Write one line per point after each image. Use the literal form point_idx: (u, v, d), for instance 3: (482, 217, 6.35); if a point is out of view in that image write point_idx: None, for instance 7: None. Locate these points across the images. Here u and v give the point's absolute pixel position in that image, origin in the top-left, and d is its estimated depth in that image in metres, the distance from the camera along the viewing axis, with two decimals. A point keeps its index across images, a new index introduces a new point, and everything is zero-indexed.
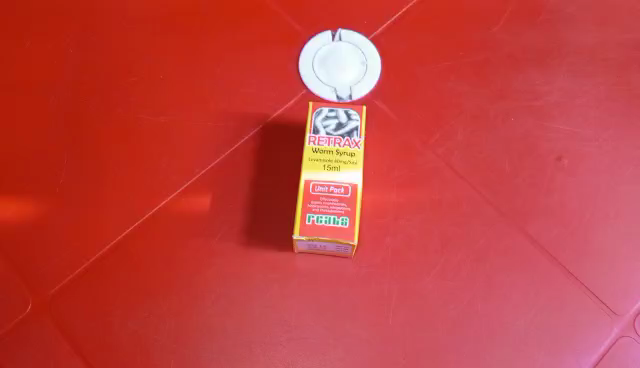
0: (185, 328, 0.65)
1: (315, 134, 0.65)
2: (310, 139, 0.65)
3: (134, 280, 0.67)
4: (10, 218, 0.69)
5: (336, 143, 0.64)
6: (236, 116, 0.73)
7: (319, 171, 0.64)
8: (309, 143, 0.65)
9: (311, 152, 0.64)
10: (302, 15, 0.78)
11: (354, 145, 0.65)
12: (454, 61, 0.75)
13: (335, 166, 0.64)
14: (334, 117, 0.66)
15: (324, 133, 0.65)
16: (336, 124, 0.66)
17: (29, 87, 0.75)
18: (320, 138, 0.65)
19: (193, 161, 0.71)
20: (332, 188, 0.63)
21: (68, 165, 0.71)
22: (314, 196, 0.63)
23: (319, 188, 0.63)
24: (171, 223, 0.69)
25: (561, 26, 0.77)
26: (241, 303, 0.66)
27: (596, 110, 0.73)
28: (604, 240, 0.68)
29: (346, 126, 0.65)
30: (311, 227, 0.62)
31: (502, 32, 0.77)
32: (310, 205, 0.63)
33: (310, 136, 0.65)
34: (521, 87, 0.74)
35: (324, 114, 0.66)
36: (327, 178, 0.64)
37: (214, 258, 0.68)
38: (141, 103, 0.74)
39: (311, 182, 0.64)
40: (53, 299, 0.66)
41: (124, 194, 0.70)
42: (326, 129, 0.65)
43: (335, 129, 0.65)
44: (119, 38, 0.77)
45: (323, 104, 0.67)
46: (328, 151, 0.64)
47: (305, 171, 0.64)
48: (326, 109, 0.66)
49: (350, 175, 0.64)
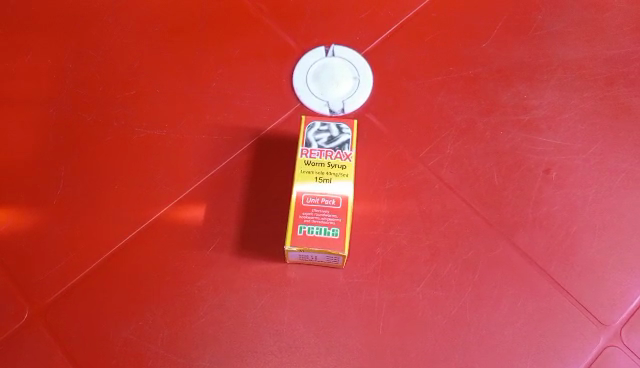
0: (179, 337, 0.67)
1: (307, 147, 0.67)
2: (302, 152, 0.66)
3: (129, 290, 0.68)
4: (7, 229, 0.70)
5: (327, 156, 0.66)
6: (230, 130, 0.75)
7: (311, 183, 0.65)
8: (302, 155, 0.66)
9: (303, 164, 0.66)
10: (296, 30, 0.79)
11: (346, 158, 0.66)
12: (445, 76, 0.77)
13: (327, 179, 0.65)
14: (326, 131, 0.67)
15: (316, 146, 0.67)
16: (328, 137, 0.67)
17: (27, 100, 0.76)
18: (312, 151, 0.66)
19: (189, 174, 0.73)
20: (323, 200, 0.65)
21: (65, 177, 0.73)
22: (305, 208, 0.65)
23: (310, 199, 0.65)
24: (166, 235, 0.70)
25: (550, 41, 0.78)
26: (234, 313, 0.67)
27: (584, 124, 0.75)
28: (592, 252, 0.69)
29: (338, 140, 0.67)
30: (303, 238, 0.64)
31: (492, 48, 0.78)
32: (302, 217, 0.64)
33: (302, 149, 0.67)
34: (510, 101, 0.75)
35: (316, 127, 0.68)
36: (319, 190, 0.65)
37: (207, 269, 0.69)
38: (137, 116, 0.75)
39: (303, 194, 0.65)
40: (49, 308, 0.67)
41: (120, 206, 0.71)
42: (318, 142, 0.67)
43: (327, 142, 0.67)
44: (116, 53, 0.79)
45: (315, 118, 0.68)
46: (320, 163, 0.66)
47: (297, 183, 0.65)
48: (318, 123, 0.68)
49: (341, 187, 0.65)
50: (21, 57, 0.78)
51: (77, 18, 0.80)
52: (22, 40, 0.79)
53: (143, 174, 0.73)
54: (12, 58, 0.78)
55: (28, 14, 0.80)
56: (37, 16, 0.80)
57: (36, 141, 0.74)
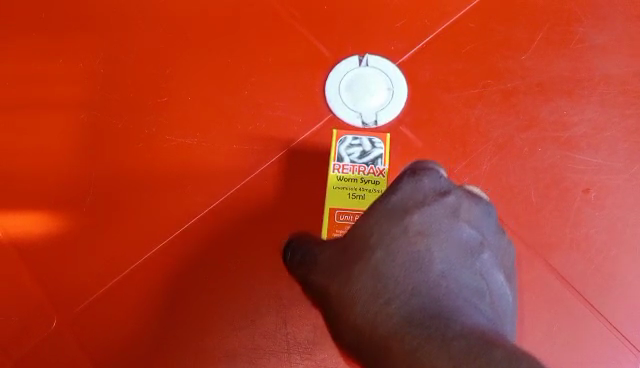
0: (207, 351, 0.67)
1: (340, 162, 0.72)
2: (335, 167, 0.71)
3: (159, 306, 0.68)
4: (37, 236, 0.70)
5: (360, 171, 0.71)
6: (261, 140, 0.73)
7: (344, 199, 0.71)
8: (334, 170, 0.71)
9: (336, 179, 0.71)
10: (330, 37, 0.76)
11: (378, 173, 0.71)
12: (482, 88, 0.74)
13: (360, 194, 0.71)
14: (358, 145, 0.72)
15: (349, 161, 0.72)
16: (359, 151, 0.72)
17: (54, 103, 0.74)
18: (345, 166, 0.71)
19: (219, 184, 0.71)
20: (356, 216, 0.70)
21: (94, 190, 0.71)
22: (339, 224, 0.70)
23: (343, 216, 0.70)
24: (194, 249, 0.69)
25: (594, 53, 0.75)
26: (262, 330, 0.67)
27: (626, 143, 0.72)
28: (632, 278, 0.68)
29: (370, 154, 0.72)
30: None
31: (530, 60, 0.75)
32: (335, 232, 0.69)
33: (335, 163, 0.72)
34: (549, 118, 0.73)
35: (347, 142, 0.72)
36: (353, 205, 0.70)
37: (237, 284, 0.68)
38: (167, 123, 0.73)
39: (336, 210, 0.70)
40: (78, 316, 0.68)
41: (149, 219, 0.70)
42: (350, 157, 0.72)
43: (359, 156, 0.72)
44: (145, 56, 0.75)
45: (347, 132, 0.73)
46: (353, 179, 0.71)
47: (330, 199, 0.71)
48: (350, 137, 0.73)
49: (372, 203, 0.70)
50: (47, 60, 0.75)
51: (103, 16, 0.77)
52: (47, 40, 0.76)
53: (172, 186, 0.71)
54: (38, 60, 0.75)
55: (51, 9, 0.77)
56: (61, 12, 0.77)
57: (65, 145, 0.73)
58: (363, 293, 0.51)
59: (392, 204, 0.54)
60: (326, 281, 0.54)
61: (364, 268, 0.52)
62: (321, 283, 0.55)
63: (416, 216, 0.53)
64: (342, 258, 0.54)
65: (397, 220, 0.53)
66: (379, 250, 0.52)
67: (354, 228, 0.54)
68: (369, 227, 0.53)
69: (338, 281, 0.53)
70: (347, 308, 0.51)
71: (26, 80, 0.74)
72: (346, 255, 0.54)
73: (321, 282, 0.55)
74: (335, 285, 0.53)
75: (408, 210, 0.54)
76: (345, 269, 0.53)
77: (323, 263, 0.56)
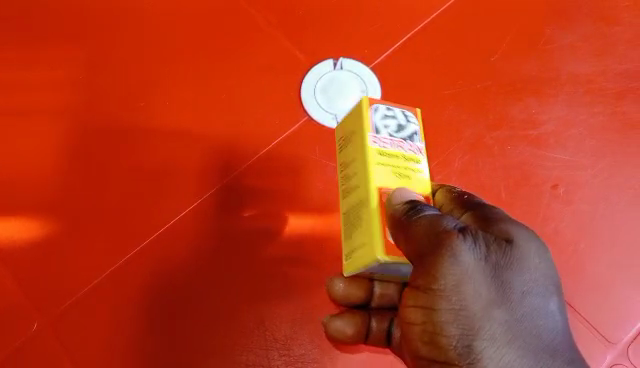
0: (185, 346, 0.66)
1: (376, 134, 0.54)
2: (373, 139, 0.54)
3: (139, 306, 0.67)
4: (12, 234, 0.68)
5: (401, 148, 0.55)
6: (239, 141, 0.74)
7: (390, 178, 0.53)
8: (373, 143, 0.54)
9: (377, 154, 0.53)
10: (305, 43, 0.79)
11: (420, 151, 0.55)
12: (454, 89, 0.76)
13: (405, 174, 0.54)
14: (392, 118, 0.56)
15: (386, 135, 0.55)
16: (395, 124, 0.55)
17: (32, 105, 0.74)
18: (382, 139, 0.54)
19: (198, 185, 0.72)
20: None
21: (72, 188, 0.71)
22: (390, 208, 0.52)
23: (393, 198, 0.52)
24: (171, 249, 0.70)
25: (560, 55, 0.78)
26: (242, 328, 0.68)
27: (592, 140, 0.75)
28: (598, 270, 0.69)
29: (407, 128, 0.56)
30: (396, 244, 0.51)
31: (500, 61, 0.78)
32: None
33: (372, 135, 0.54)
34: (519, 116, 0.75)
35: (380, 112, 0.56)
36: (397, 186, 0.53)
37: (215, 281, 0.69)
38: (146, 125, 0.74)
39: (384, 191, 0.52)
40: (54, 314, 0.66)
41: (129, 218, 0.70)
42: (386, 130, 0.55)
43: (397, 130, 0.55)
44: (126, 61, 0.77)
45: (376, 101, 0.56)
46: (394, 155, 0.54)
47: (374, 177, 0.52)
48: (382, 108, 0.56)
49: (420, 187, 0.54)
50: (26, 64, 0.76)
51: (82, 23, 0.78)
52: (27, 45, 0.76)
53: (150, 187, 0.72)
54: (17, 62, 0.75)
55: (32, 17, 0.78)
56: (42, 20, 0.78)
57: (42, 145, 0.72)
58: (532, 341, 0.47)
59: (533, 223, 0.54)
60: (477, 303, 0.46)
61: (528, 298, 0.48)
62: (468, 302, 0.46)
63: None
64: (505, 277, 0.47)
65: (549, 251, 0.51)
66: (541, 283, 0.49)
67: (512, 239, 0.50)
68: (530, 250, 0.49)
69: (497, 300, 0.47)
70: (497, 335, 0.46)
71: (4, 82, 0.74)
72: (506, 269, 0.48)
73: (479, 294, 0.46)
74: (497, 308, 0.46)
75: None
76: (509, 293, 0.47)
77: (482, 273, 0.47)
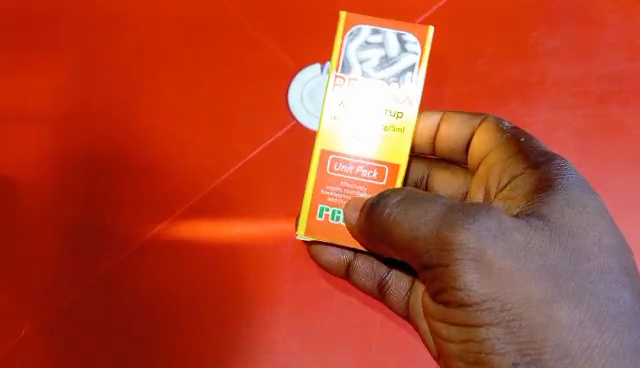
0: (177, 342, 0.72)
1: (348, 72, 0.63)
2: (340, 80, 0.63)
3: (135, 308, 0.73)
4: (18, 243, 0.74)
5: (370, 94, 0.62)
6: (227, 147, 0.76)
7: (344, 140, 0.63)
8: (338, 85, 0.63)
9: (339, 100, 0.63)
10: (291, 49, 0.78)
11: (402, 101, 0.62)
12: (440, 93, 0.77)
13: (369, 134, 0.63)
14: (376, 47, 0.63)
15: (360, 73, 0.63)
16: (379, 56, 0.62)
17: (28, 116, 0.77)
18: (351, 80, 0.63)
19: (189, 191, 0.75)
20: (358, 170, 0.63)
21: (71, 205, 0.75)
22: (331, 177, 0.63)
23: (338, 167, 0.63)
24: (164, 255, 0.73)
25: (545, 59, 0.78)
26: (232, 328, 0.73)
27: (577, 142, 0.76)
28: None
29: (394, 63, 0.62)
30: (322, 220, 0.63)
31: (486, 65, 0.77)
32: (325, 193, 0.63)
33: (341, 74, 0.63)
34: (505, 120, 0.76)
35: (363, 38, 0.63)
36: (354, 152, 0.63)
37: (207, 285, 0.73)
38: (136, 134, 0.76)
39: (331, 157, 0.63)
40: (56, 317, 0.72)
41: (124, 226, 0.74)
42: (362, 67, 0.63)
43: (375, 68, 0.62)
44: (114, 68, 0.78)
45: (364, 23, 0.63)
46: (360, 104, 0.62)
47: (324, 139, 0.63)
48: (365, 33, 0.63)
49: (385, 154, 0.63)
50: (20, 82, 0.78)
51: (70, 34, 0.79)
52: (20, 62, 0.78)
53: (141, 199, 0.75)
54: (13, 81, 0.78)
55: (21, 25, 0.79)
56: (31, 28, 0.79)
57: (38, 156, 0.76)
58: (573, 321, 0.49)
59: (571, 185, 0.56)
60: (512, 303, 0.49)
61: (580, 278, 0.50)
62: (503, 304, 0.49)
63: (596, 200, 0.56)
64: (542, 261, 0.50)
65: (573, 219, 0.53)
66: (585, 256, 0.52)
67: (543, 215, 0.53)
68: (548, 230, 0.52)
69: (546, 292, 0.49)
70: (540, 327, 0.49)
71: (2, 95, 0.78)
72: (532, 253, 0.50)
73: (521, 292, 0.49)
74: (551, 303, 0.49)
75: (582, 191, 0.56)
76: (553, 279, 0.50)
77: (512, 267, 0.49)
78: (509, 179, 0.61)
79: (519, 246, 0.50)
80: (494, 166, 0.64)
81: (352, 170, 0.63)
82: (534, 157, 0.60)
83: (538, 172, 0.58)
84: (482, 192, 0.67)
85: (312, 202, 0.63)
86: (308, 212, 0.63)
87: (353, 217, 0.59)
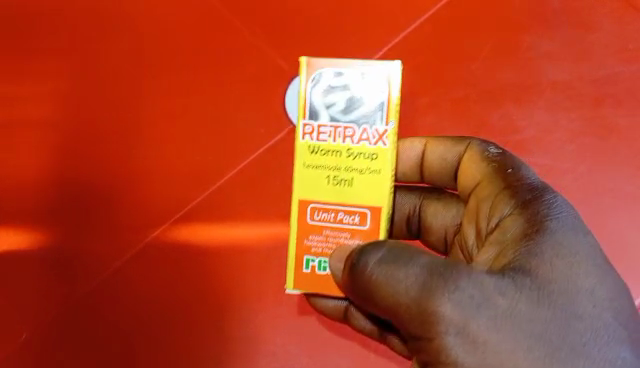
0: (175, 345, 0.73)
1: (314, 119, 0.51)
2: (306, 129, 0.51)
3: (133, 311, 0.73)
4: (14, 250, 0.75)
5: (343, 137, 0.50)
6: (224, 151, 0.76)
7: (321, 188, 0.51)
8: (306, 135, 0.51)
9: (307, 149, 0.51)
10: (287, 53, 0.78)
11: (375, 141, 0.50)
12: (436, 97, 0.77)
13: (345, 179, 0.50)
14: (342, 88, 0.51)
15: (327, 118, 0.51)
16: (345, 99, 0.51)
17: (27, 124, 0.78)
18: (320, 127, 0.50)
19: (186, 196, 0.75)
20: (342, 217, 0.50)
21: (67, 208, 0.75)
22: (313, 227, 0.51)
23: (320, 216, 0.51)
24: (161, 260, 0.74)
25: (539, 62, 0.78)
26: (230, 330, 0.73)
27: (572, 145, 0.76)
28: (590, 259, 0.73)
29: (361, 104, 0.50)
30: (311, 275, 0.51)
31: (481, 68, 0.78)
32: (309, 244, 0.51)
33: (306, 122, 0.51)
34: (499, 123, 0.76)
35: (326, 81, 0.51)
36: (332, 198, 0.50)
37: (206, 288, 0.73)
38: (133, 140, 0.76)
39: (310, 206, 0.51)
40: (57, 321, 0.73)
41: (121, 231, 0.74)
42: (330, 111, 0.51)
43: (344, 111, 0.50)
44: (109, 76, 0.78)
45: (325, 66, 0.51)
46: (334, 150, 0.50)
47: (298, 189, 0.51)
48: (328, 74, 0.51)
49: (366, 197, 0.50)
50: (21, 84, 0.79)
51: (68, 37, 0.80)
52: (18, 71, 0.79)
53: (137, 203, 0.75)
54: (13, 83, 0.79)
55: (18, 35, 0.80)
56: (28, 38, 0.80)
57: (36, 163, 0.77)
58: None
59: (567, 224, 0.46)
60: None
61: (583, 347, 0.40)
62: None
63: (593, 240, 0.46)
64: (532, 327, 0.40)
65: (576, 268, 0.43)
66: (580, 316, 0.41)
67: (536, 268, 0.43)
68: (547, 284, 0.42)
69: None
70: None
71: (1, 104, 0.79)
72: (524, 319, 0.40)
73: None
74: None
75: (579, 230, 0.46)
76: (547, 348, 0.40)
77: (501, 339, 0.40)
78: (498, 221, 0.49)
79: (503, 313, 0.40)
80: (484, 202, 0.52)
81: (334, 218, 0.51)
82: (523, 191, 0.49)
83: (526, 212, 0.47)
84: (471, 232, 0.54)
85: (295, 253, 0.52)
86: (294, 265, 0.52)
87: (338, 269, 0.48)
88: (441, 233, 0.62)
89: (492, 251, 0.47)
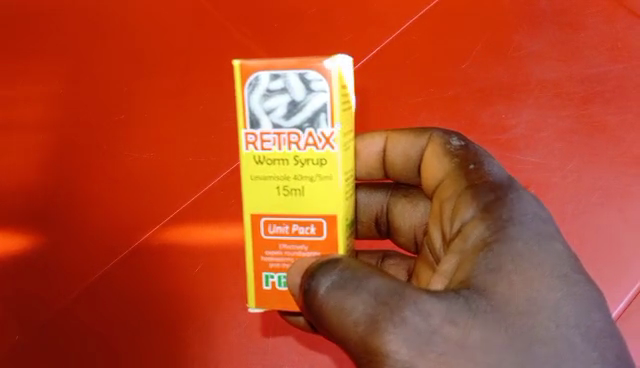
0: (170, 342, 0.73)
1: (255, 126, 0.42)
2: (247, 139, 0.42)
3: (130, 308, 0.74)
4: (12, 250, 0.76)
5: (289, 143, 0.42)
6: (215, 151, 0.77)
7: (272, 199, 0.43)
8: (248, 146, 0.42)
9: (252, 159, 0.42)
10: (280, 52, 0.79)
11: (323, 146, 0.41)
12: (426, 96, 0.78)
13: (296, 188, 0.42)
14: (281, 90, 0.41)
15: (270, 124, 0.42)
16: (286, 103, 0.41)
17: (25, 126, 0.80)
18: (263, 136, 0.42)
19: (179, 196, 0.76)
20: (297, 227, 0.43)
21: (66, 206, 0.77)
22: (269, 241, 0.43)
23: (275, 228, 0.43)
24: (156, 259, 0.75)
25: (528, 61, 0.79)
26: (223, 329, 0.73)
27: (560, 143, 0.77)
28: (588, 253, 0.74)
29: (304, 107, 0.41)
30: (272, 293, 0.44)
31: (471, 68, 0.79)
32: (266, 260, 0.44)
33: (248, 132, 0.42)
34: (490, 121, 0.77)
35: (263, 84, 0.41)
36: (284, 210, 0.42)
37: (198, 287, 0.74)
38: (127, 141, 0.78)
39: (263, 219, 0.43)
40: (56, 318, 0.75)
41: (117, 230, 0.76)
42: (271, 117, 0.42)
43: (286, 115, 0.41)
44: (104, 79, 0.80)
45: (260, 66, 0.41)
46: (281, 158, 0.42)
47: (248, 201, 0.43)
48: (265, 76, 0.41)
49: (320, 207, 0.42)
50: (22, 84, 0.81)
51: (69, 38, 0.82)
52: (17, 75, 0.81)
53: (132, 202, 0.76)
54: (16, 83, 0.81)
55: (19, 40, 0.82)
56: (27, 43, 0.82)
57: (33, 164, 0.78)
58: None
59: (528, 230, 0.41)
60: None
61: None
62: None
63: (561, 246, 0.40)
64: (486, 357, 0.34)
65: (540, 284, 0.37)
66: (542, 340, 0.35)
67: (493, 288, 0.37)
68: (507, 307, 0.36)
69: None
70: None
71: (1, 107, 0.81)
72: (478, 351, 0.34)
73: None
74: None
75: (545, 237, 0.41)
76: None
77: None
78: (460, 226, 0.44)
79: (456, 346, 0.35)
80: (446, 202, 0.47)
81: (289, 231, 0.43)
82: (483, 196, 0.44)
83: (488, 217, 0.42)
84: (436, 235, 0.50)
85: (252, 269, 0.44)
86: (253, 283, 0.44)
87: (296, 284, 0.41)
88: (411, 235, 0.59)
89: (454, 260, 0.43)
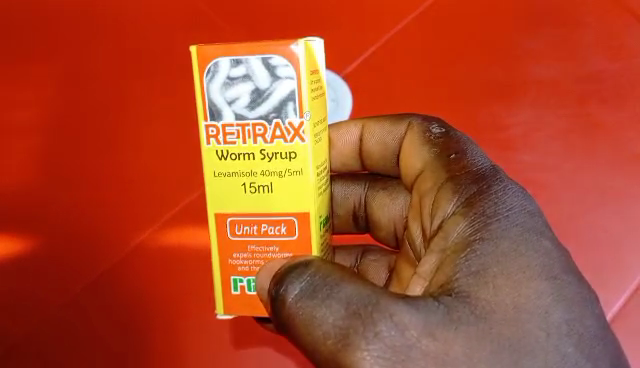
0: (158, 347, 0.70)
1: (217, 118, 0.44)
2: (210, 133, 0.44)
3: (121, 312, 0.72)
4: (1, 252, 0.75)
5: (254, 136, 0.44)
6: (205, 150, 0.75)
7: (239, 196, 0.45)
8: (211, 140, 0.45)
9: (216, 155, 0.45)
10: None
11: (291, 138, 0.44)
12: (421, 96, 0.77)
13: (264, 185, 0.45)
14: (243, 79, 0.43)
15: (233, 115, 0.44)
16: (249, 92, 0.44)
17: (20, 131, 0.80)
18: (226, 128, 0.44)
19: (168, 196, 0.74)
20: (265, 226, 0.45)
21: (58, 207, 0.76)
22: (236, 242, 0.46)
23: (242, 228, 0.46)
24: (145, 260, 0.73)
25: (524, 61, 0.79)
26: (213, 331, 0.69)
27: (558, 141, 0.76)
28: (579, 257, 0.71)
29: (269, 96, 0.43)
30: (242, 296, 0.46)
31: (466, 68, 0.78)
32: (234, 263, 0.46)
33: (209, 124, 0.44)
34: (487, 121, 0.76)
35: (224, 73, 0.44)
36: (252, 207, 0.45)
37: (188, 288, 0.71)
38: (118, 143, 0.77)
39: (229, 218, 0.46)
40: (44, 322, 0.72)
41: (107, 231, 0.74)
42: (234, 108, 0.44)
43: (249, 106, 0.44)
44: (98, 83, 0.80)
45: (221, 53, 0.43)
46: (246, 153, 0.44)
47: (213, 198, 0.46)
48: (226, 63, 0.43)
49: (288, 203, 0.45)
50: (19, 90, 0.81)
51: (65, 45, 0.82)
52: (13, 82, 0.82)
53: (123, 203, 0.75)
54: (13, 88, 0.81)
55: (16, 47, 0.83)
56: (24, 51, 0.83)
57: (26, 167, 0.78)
58: None
59: (512, 229, 0.43)
60: None
61: None
62: None
63: (548, 244, 0.42)
64: None
65: (520, 292, 0.39)
66: (528, 352, 0.36)
67: (472, 295, 0.38)
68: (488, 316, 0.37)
69: None
70: None
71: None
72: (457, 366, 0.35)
73: None
74: None
75: (531, 234, 0.43)
76: None
77: None
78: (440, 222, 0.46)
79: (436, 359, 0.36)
80: (426, 196, 0.50)
81: (258, 231, 0.45)
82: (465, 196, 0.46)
83: (468, 214, 0.44)
84: (418, 232, 0.52)
85: (221, 274, 0.46)
86: (222, 289, 0.47)
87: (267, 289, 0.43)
88: (391, 228, 0.63)
89: (435, 259, 0.44)
